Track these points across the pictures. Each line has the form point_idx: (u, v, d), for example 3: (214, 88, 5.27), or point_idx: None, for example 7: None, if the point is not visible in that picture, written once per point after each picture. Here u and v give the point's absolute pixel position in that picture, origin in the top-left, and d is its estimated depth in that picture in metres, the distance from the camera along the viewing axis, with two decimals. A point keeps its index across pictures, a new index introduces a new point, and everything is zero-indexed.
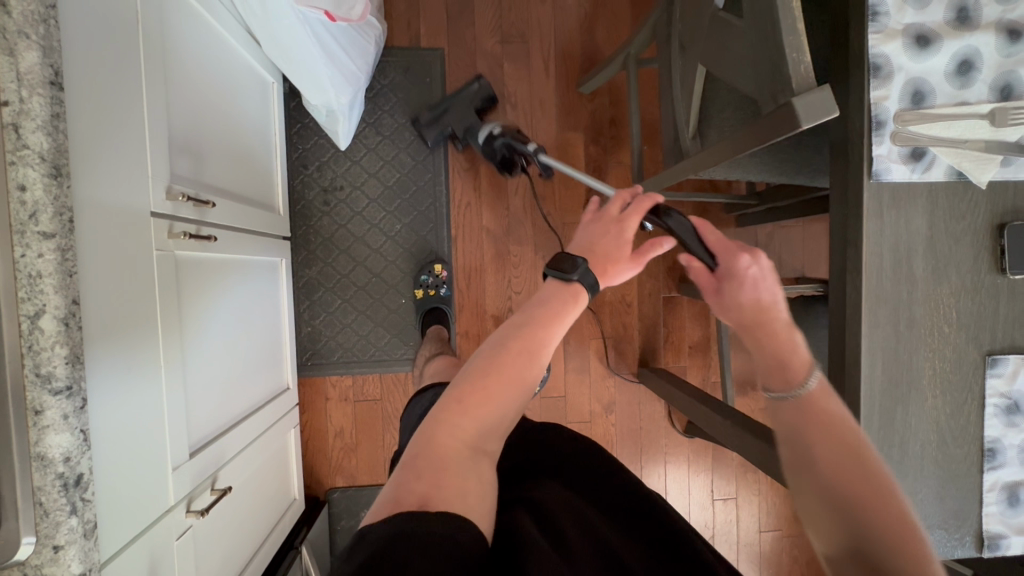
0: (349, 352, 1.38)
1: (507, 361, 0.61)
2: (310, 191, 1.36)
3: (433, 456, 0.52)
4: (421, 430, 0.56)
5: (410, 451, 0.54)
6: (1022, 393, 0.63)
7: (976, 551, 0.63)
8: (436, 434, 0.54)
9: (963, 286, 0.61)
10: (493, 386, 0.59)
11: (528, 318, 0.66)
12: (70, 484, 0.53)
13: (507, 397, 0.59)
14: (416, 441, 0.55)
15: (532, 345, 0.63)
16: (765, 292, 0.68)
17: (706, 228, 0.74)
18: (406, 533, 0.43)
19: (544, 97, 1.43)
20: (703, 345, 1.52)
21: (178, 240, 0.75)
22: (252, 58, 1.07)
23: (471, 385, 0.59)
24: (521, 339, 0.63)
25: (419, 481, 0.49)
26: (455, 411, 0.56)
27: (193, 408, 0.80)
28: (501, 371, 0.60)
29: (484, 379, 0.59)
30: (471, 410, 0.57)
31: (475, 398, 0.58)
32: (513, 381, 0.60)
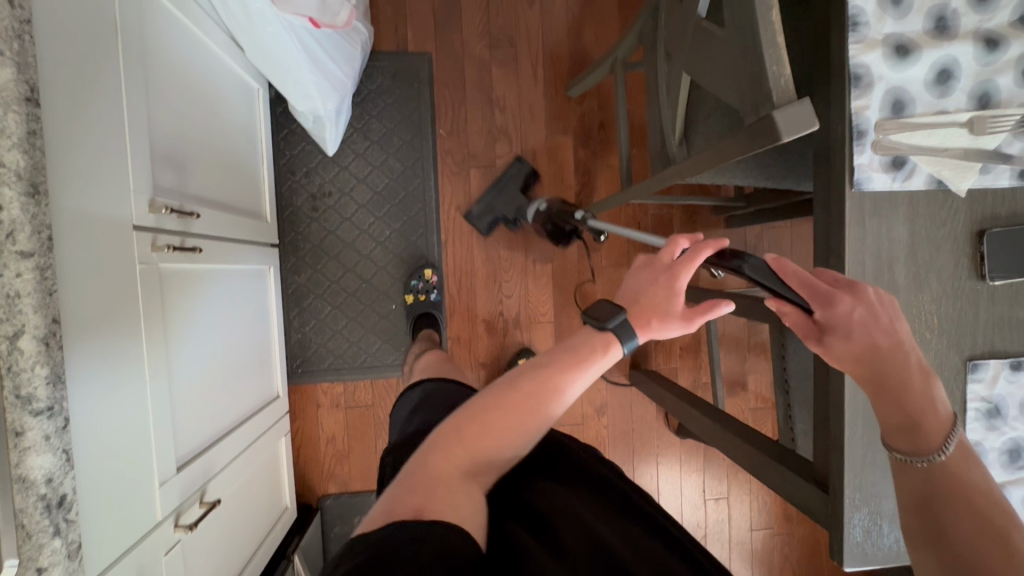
0: (340, 359, 1.38)
1: (515, 403, 0.57)
2: (298, 197, 1.35)
3: (428, 470, 0.52)
4: (420, 450, 0.55)
5: (407, 467, 0.54)
6: (1002, 397, 0.64)
7: None
8: (433, 457, 0.53)
9: (944, 293, 0.62)
10: (496, 426, 0.56)
11: (552, 362, 0.60)
12: (53, 506, 0.52)
13: (506, 438, 0.56)
14: (415, 455, 0.55)
15: (546, 390, 0.58)
16: (879, 334, 0.57)
17: (788, 263, 0.59)
18: (399, 539, 0.44)
19: (533, 102, 1.42)
20: (694, 346, 1.53)
21: (162, 252, 0.74)
22: (236, 66, 1.06)
23: (471, 416, 0.56)
24: (535, 380, 0.58)
25: (414, 494, 0.50)
26: (455, 439, 0.55)
27: (179, 422, 0.79)
28: (508, 412, 0.56)
29: (487, 414, 0.56)
30: (466, 442, 0.55)
31: (473, 430, 0.55)
32: (517, 426, 0.56)
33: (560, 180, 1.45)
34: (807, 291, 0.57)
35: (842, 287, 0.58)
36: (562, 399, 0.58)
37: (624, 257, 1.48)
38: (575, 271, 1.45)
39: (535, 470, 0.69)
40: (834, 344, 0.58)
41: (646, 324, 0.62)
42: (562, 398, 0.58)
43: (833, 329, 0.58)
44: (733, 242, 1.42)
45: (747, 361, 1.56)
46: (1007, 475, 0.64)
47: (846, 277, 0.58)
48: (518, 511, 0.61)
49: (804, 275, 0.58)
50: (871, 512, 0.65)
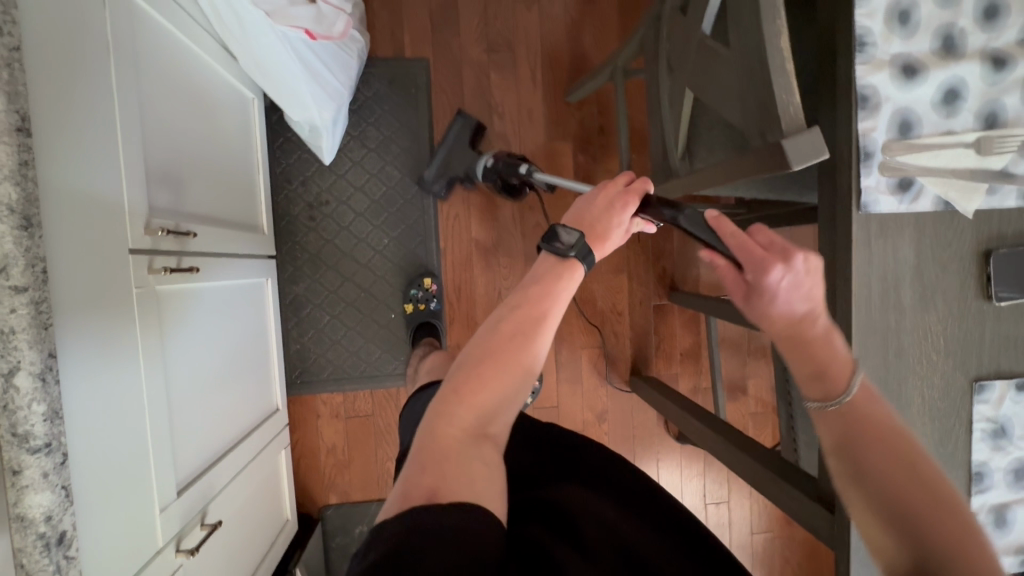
0: (339, 368, 1.37)
1: (505, 342, 0.59)
2: (295, 206, 1.33)
3: (435, 445, 0.51)
4: (422, 426, 0.54)
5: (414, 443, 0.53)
6: (1008, 417, 0.63)
7: None
8: (437, 425, 0.53)
9: (950, 314, 0.62)
10: (491, 367, 0.57)
11: (525, 294, 0.63)
12: (52, 543, 0.51)
13: (507, 378, 0.57)
14: (416, 435, 0.54)
15: (533, 316, 0.61)
16: (801, 303, 0.56)
17: (727, 222, 0.60)
18: (422, 519, 0.43)
19: (531, 108, 1.41)
20: (694, 351, 1.52)
21: (159, 275, 0.73)
22: (232, 76, 1.04)
23: (467, 375, 0.57)
24: (517, 320, 0.60)
25: (423, 472, 0.48)
26: (454, 399, 0.55)
27: (179, 443, 0.78)
28: (499, 351, 0.58)
29: (480, 363, 0.57)
30: (471, 397, 0.55)
31: (473, 385, 0.55)
32: (515, 358, 0.58)
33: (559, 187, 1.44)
34: (740, 254, 0.58)
35: (777, 251, 0.57)
36: (550, 323, 0.62)
37: (626, 263, 1.48)
38: None
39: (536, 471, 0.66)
40: (765, 309, 0.58)
41: (598, 244, 0.69)
42: (549, 318, 0.62)
43: (761, 292, 0.58)
44: None
45: (747, 366, 1.56)
46: (1012, 493, 0.64)
47: (784, 242, 0.57)
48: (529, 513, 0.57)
49: (741, 235, 0.58)
50: None
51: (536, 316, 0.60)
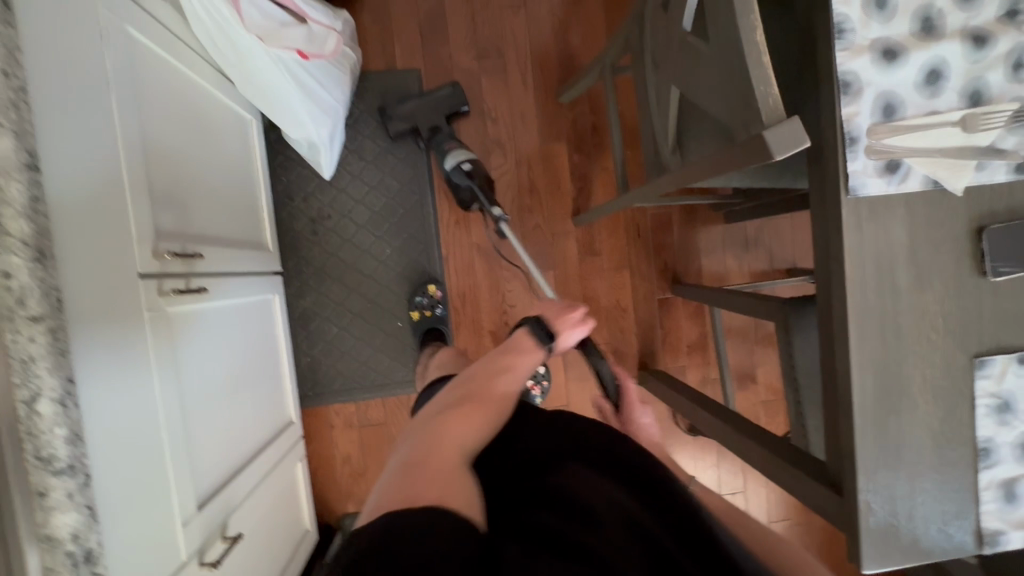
0: (350, 378, 1.39)
1: (463, 404, 0.68)
2: (298, 222, 1.36)
3: (438, 462, 0.57)
4: (424, 438, 0.62)
5: (408, 460, 0.58)
6: (1012, 391, 0.63)
7: (977, 548, 0.64)
8: (440, 440, 0.61)
9: (947, 292, 0.62)
10: (460, 418, 0.65)
11: (472, 373, 0.76)
12: (79, 561, 0.53)
13: (477, 422, 0.66)
14: (414, 453, 0.59)
15: (487, 389, 0.72)
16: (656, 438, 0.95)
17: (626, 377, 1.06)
18: (410, 516, 0.46)
19: (524, 112, 1.43)
20: (701, 343, 1.52)
21: (169, 297, 0.75)
22: (229, 100, 1.07)
23: (446, 417, 0.66)
24: (476, 387, 0.72)
25: (423, 483, 0.53)
26: (438, 439, 0.61)
27: (197, 461, 0.80)
28: (462, 407, 0.67)
29: (445, 416, 0.66)
30: (446, 434, 0.62)
31: (453, 421, 0.64)
32: (480, 411, 0.67)
33: (555, 187, 1.45)
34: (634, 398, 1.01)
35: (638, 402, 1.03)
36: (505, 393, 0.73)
37: (627, 259, 1.49)
38: (578, 273, 1.47)
39: (533, 454, 0.64)
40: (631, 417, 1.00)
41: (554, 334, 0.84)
42: (502, 387, 0.73)
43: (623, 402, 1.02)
44: (734, 236, 1.51)
45: (755, 354, 1.56)
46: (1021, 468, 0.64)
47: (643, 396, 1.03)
48: (539, 499, 0.56)
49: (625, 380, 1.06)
50: (888, 512, 0.63)
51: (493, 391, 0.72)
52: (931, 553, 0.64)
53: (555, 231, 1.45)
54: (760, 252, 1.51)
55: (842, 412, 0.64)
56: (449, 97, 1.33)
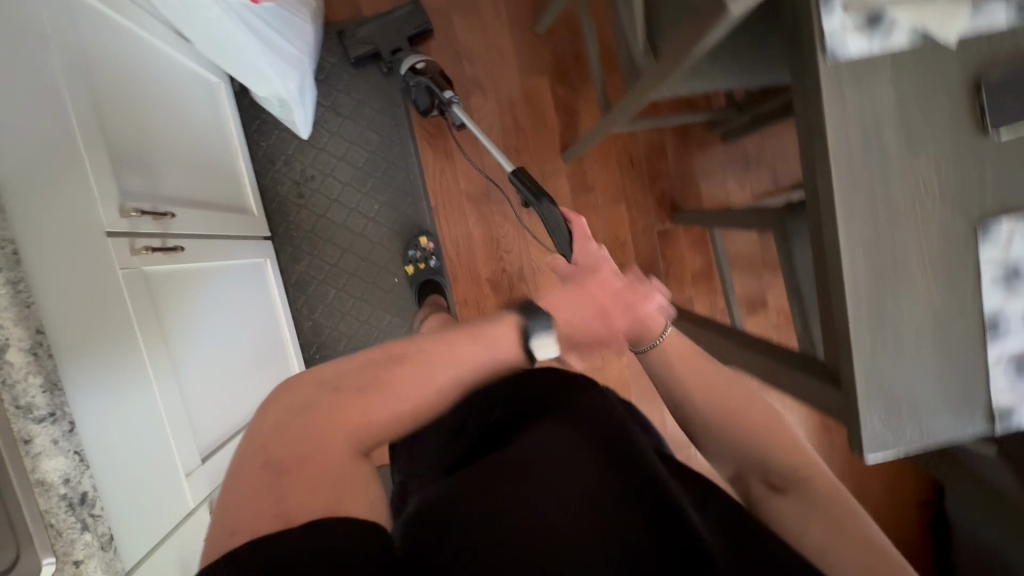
0: (354, 339, 1.39)
1: (372, 382, 0.51)
2: (282, 186, 1.34)
3: (324, 452, 0.45)
4: (302, 417, 0.47)
5: (269, 454, 0.44)
6: (1021, 257, 0.59)
7: (988, 427, 0.61)
8: (326, 423, 0.47)
9: (944, 156, 0.57)
10: (369, 398, 0.50)
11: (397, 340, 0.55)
12: (76, 503, 0.55)
13: (380, 417, 0.49)
14: (276, 434, 0.45)
15: (415, 371, 0.52)
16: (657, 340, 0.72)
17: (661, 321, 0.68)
18: (311, 542, 0.38)
19: (500, 49, 1.38)
20: (706, 271, 1.48)
21: (142, 255, 0.75)
22: (188, 61, 1.03)
23: (345, 402, 0.49)
24: (389, 369, 0.52)
25: (302, 494, 0.41)
26: (335, 415, 0.48)
27: (196, 416, 0.81)
28: (368, 383, 0.50)
29: (344, 389, 0.50)
30: (339, 422, 0.47)
31: (351, 409, 0.48)
32: (396, 399, 0.50)
33: (540, 124, 1.40)
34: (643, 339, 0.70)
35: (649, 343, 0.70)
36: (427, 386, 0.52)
37: (622, 191, 1.44)
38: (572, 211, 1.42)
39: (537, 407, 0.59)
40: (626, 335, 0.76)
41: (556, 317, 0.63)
42: (439, 382, 0.53)
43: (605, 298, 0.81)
44: (733, 156, 1.44)
45: (764, 279, 1.51)
46: None
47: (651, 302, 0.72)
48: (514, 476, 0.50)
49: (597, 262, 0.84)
50: (889, 395, 0.60)
51: (410, 379, 0.52)
52: (937, 438, 0.61)
53: (544, 170, 1.41)
54: (762, 171, 1.44)
55: (835, 296, 0.60)
56: (409, 13, 1.30)
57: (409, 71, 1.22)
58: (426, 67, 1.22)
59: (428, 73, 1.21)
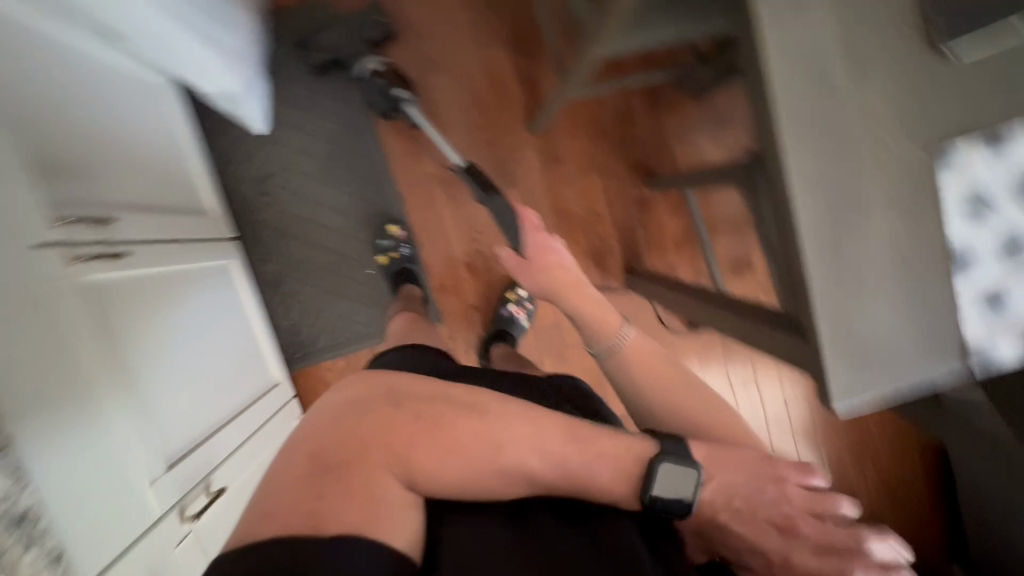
0: (334, 335, 1.36)
1: (431, 420, 0.54)
2: (245, 186, 1.31)
3: (369, 459, 0.49)
4: (364, 420, 0.52)
5: (318, 446, 0.49)
6: (984, 184, 0.56)
7: (965, 367, 0.58)
8: (381, 435, 0.51)
9: (893, 81, 0.54)
10: (425, 432, 0.52)
11: (491, 397, 0.58)
12: (15, 521, 0.54)
13: (426, 454, 0.51)
14: (332, 432, 0.51)
15: (490, 437, 0.53)
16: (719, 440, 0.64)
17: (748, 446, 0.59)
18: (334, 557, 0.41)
19: (454, 24, 1.33)
20: (688, 236, 1.44)
21: (79, 263, 0.72)
22: (127, 63, 0.98)
23: (400, 421, 0.53)
24: (445, 412, 0.55)
25: (341, 498, 0.45)
26: (387, 433, 0.51)
27: (159, 423, 0.80)
28: (435, 422, 0.53)
29: (402, 408, 0.54)
30: (388, 437, 0.51)
31: (402, 433, 0.52)
32: (449, 444, 0.52)
33: (503, 98, 1.35)
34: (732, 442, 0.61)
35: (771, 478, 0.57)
36: (479, 441, 0.53)
37: (593, 161, 1.40)
38: (543, 186, 1.39)
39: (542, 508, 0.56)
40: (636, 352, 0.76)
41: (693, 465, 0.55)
42: (501, 453, 0.53)
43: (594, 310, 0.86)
44: (705, 114, 1.39)
45: (748, 240, 1.47)
46: (1004, 270, 0.58)
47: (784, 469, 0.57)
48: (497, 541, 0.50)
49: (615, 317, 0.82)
50: (855, 340, 0.57)
51: (461, 427, 0.54)
52: (910, 380, 0.58)
53: (511, 147, 1.37)
54: (738, 126, 1.39)
55: (791, 240, 0.57)
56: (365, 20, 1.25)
57: (367, 74, 1.22)
58: (385, 70, 1.22)
59: (387, 75, 1.21)
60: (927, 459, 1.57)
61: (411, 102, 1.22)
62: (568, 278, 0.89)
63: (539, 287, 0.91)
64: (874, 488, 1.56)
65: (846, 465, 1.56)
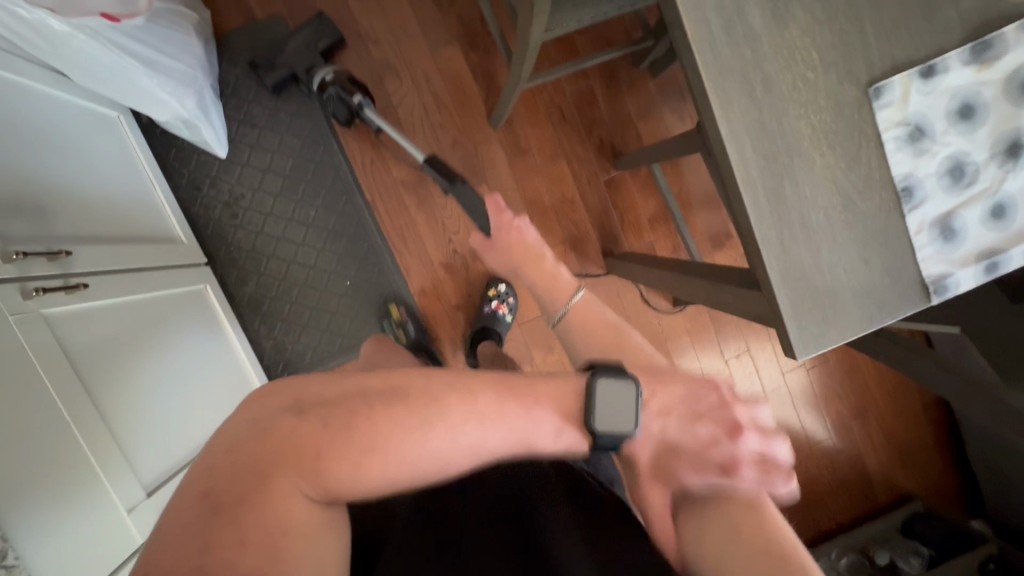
0: (319, 350, 1.36)
1: (347, 421, 0.50)
2: (213, 210, 1.32)
3: (268, 486, 0.46)
4: (262, 437, 0.48)
5: (211, 481, 0.45)
6: (920, 114, 0.55)
7: (926, 302, 0.57)
8: (283, 450, 0.48)
9: (815, 19, 0.53)
10: (335, 439, 0.49)
11: (417, 379, 0.54)
12: None
13: (339, 464, 0.48)
14: (227, 458, 0.47)
15: (420, 415, 0.51)
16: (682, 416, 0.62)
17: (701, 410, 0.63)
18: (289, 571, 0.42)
19: (403, 27, 1.33)
20: (662, 213, 1.43)
21: (38, 299, 0.72)
22: (75, 98, 0.98)
23: (305, 432, 0.49)
24: (355, 412, 0.51)
25: (234, 547, 0.42)
26: (292, 451, 0.48)
27: (136, 451, 0.79)
28: (345, 423, 0.50)
29: (309, 410, 0.50)
30: (290, 454, 0.48)
31: (308, 445, 0.48)
32: (363, 448, 0.49)
33: (460, 95, 1.35)
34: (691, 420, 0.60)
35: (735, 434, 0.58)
36: (398, 446, 0.50)
37: (559, 148, 1.40)
38: (511, 178, 1.39)
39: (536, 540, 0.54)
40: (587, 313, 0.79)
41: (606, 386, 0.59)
42: (432, 446, 0.51)
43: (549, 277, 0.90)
44: (664, 90, 1.39)
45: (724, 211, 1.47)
46: (952, 199, 0.56)
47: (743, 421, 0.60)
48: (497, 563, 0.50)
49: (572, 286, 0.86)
50: (810, 287, 0.55)
51: (377, 431, 0.50)
52: (872, 322, 0.56)
53: (475, 143, 1.37)
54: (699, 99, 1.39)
55: (732, 192, 0.56)
56: (315, 29, 1.26)
57: (319, 84, 1.24)
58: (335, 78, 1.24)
59: (336, 82, 1.23)
60: (931, 410, 1.55)
61: (367, 105, 1.22)
62: (540, 272, 0.90)
63: (501, 261, 0.97)
64: (882, 446, 1.54)
65: (851, 425, 1.54)
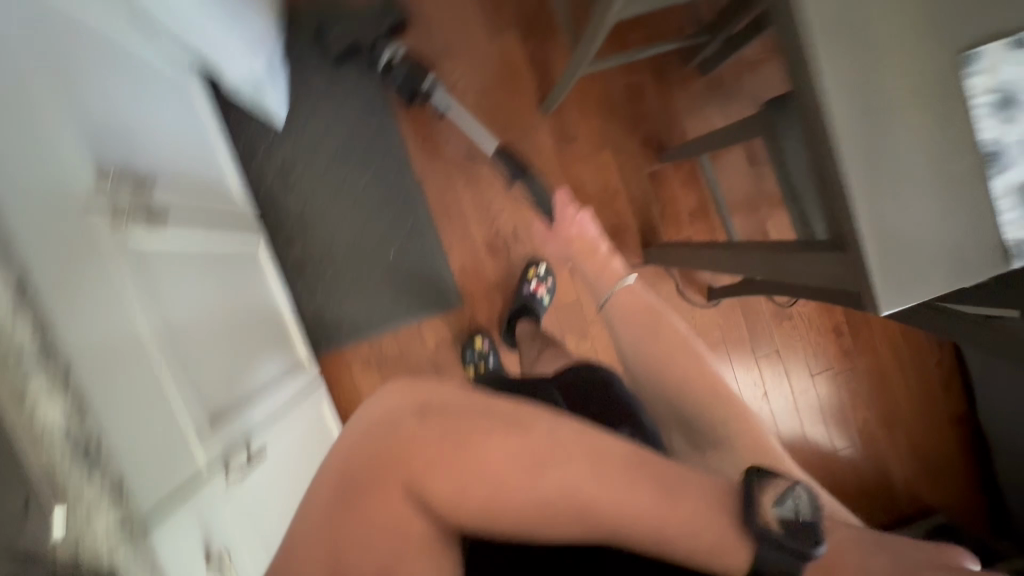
0: (358, 319, 1.37)
1: (460, 441, 0.52)
2: (266, 174, 1.35)
3: (383, 492, 0.52)
4: (382, 438, 0.54)
5: (344, 470, 0.53)
6: (1009, 83, 0.57)
7: (1005, 265, 0.59)
8: (400, 456, 0.52)
9: None
10: (443, 456, 0.52)
11: (539, 418, 0.55)
12: (80, 447, 0.53)
13: (446, 482, 0.51)
14: (355, 456, 0.54)
15: (531, 458, 0.51)
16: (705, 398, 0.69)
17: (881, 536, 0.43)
18: None
19: (465, 11, 1.38)
20: (702, 209, 1.45)
21: (126, 223, 0.75)
22: (158, 50, 1.01)
23: (418, 444, 0.52)
24: (461, 434, 0.53)
25: (361, 528, 0.51)
26: (405, 458, 0.52)
27: (200, 379, 0.80)
28: (457, 444, 0.52)
29: (424, 416, 0.54)
30: (408, 461, 0.52)
31: (422, 458, 0.52)
32: (475, 463, 0.51)
33: (514, 80, 1.39)
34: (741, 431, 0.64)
35: None
36: (509, 480, 0.51)
37: (606, 138, 1.43)
38: (557, 165, 1.42)
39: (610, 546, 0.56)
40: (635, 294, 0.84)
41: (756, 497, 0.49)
42: (542, 481, 0.51)
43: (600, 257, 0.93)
44: (712, 88, 1.42)
45: (762, 212, 1.49)
46: None
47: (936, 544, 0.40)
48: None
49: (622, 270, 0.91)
50: (896, 243, 0.57)
51: (487, 458, 0.51)
52: (952, 281, 0.58)
53: (525, 127, 1.40)
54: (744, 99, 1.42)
55: (824, 147, 0.58)
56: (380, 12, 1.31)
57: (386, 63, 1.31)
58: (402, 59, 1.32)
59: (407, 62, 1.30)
60: (957, 424, 1.55)
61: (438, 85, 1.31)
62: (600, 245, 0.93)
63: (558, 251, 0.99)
64: (907, 457, 1.54)
65: (876, 434, 1.54)
